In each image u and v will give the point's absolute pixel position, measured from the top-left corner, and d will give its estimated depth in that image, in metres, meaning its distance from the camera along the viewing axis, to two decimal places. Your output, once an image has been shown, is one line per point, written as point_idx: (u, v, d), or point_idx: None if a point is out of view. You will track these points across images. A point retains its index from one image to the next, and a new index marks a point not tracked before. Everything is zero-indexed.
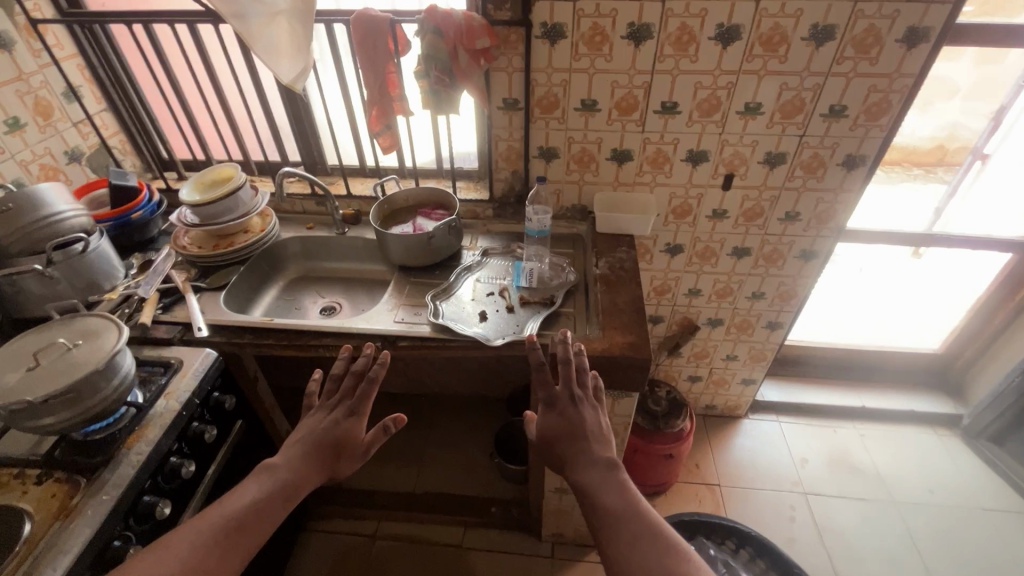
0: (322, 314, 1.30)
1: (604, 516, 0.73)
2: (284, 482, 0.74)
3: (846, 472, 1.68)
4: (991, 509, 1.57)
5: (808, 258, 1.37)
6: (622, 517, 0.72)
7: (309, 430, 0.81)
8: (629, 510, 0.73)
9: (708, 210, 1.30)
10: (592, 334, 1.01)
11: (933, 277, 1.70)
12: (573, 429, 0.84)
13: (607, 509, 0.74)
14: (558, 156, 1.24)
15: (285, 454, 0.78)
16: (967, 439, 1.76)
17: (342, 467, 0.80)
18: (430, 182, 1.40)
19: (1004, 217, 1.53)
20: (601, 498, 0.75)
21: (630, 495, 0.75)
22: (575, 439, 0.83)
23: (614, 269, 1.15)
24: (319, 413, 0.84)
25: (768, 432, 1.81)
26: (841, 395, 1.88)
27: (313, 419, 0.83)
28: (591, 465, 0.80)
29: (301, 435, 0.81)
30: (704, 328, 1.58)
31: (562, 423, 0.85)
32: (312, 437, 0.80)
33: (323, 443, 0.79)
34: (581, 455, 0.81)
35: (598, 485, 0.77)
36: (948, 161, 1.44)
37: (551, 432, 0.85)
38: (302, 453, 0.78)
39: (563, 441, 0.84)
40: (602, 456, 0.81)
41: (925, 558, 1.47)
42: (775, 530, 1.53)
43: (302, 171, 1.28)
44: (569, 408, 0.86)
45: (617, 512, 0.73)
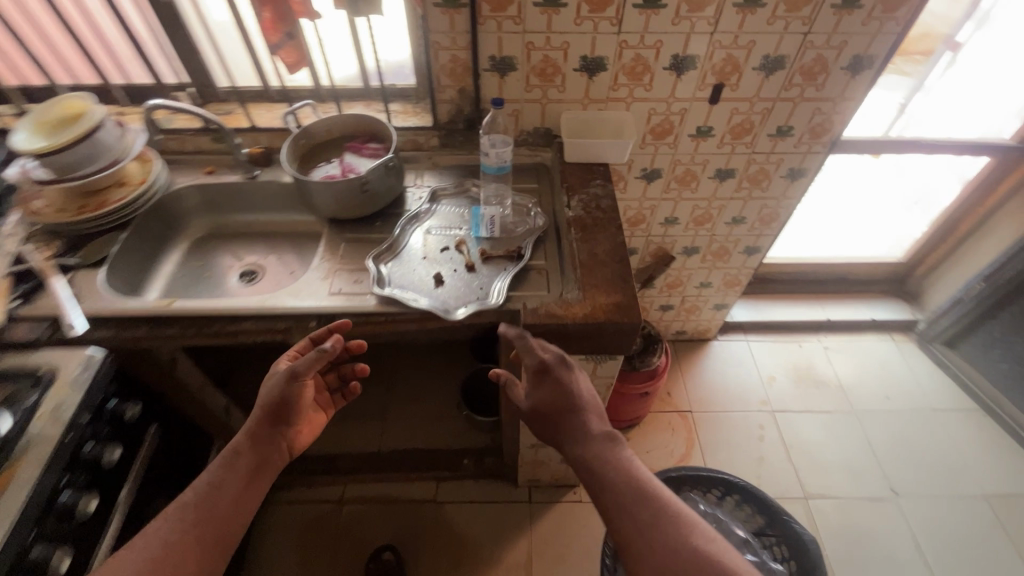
0: (243, 282, 1.07)
1: (613, 497, 0.69)
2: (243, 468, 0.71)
3: (811, 386, 1.70)
4: (941, 410, 1.65)
5: (795, 178, 1.23)
6: (633, 499, 0.68)
7: (259, 414, 0.75)
8: (639, 490, 0.69)
9: (691, 128, 1.11)
10: (569, 295, 0.85)
11: (890, 177, 1.64)
12: (569, 398, 0.77)
13: (617, 493, 0.69)
14: (514, 69, 1.00)
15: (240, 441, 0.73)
16: (921, 343, 1.80)
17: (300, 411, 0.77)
18: (358, 106, 1.13)
19: (971, 115, 1.46)
20: (600, 469, 0.72)
21: (636, 475, 0.72)
22: (569, 409, 0.77)
23: (589, 209, 0.97)
24: (267, 380, 0.78)
25: (737, 352, 1.79)
26: (807, 309, 1.86)
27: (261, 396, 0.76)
28: (595, 441, 0.75)
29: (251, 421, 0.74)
30: (679, 258, 1.46)
31: (555, 391, 0.78)
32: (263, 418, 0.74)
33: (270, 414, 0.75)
34: (579, 430, 0.76)
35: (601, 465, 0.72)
36: (909, 51, 1.30)
37: (545, 403, 0.78)
38: (257, 435, 0.73)
39: (553, 409, 0.77)
40: (598, 431, 0.76)
41: (881, 462, 1.54)
42: (745, 451, 1.56)
43: (181, 103, 0.98)
44: (557, 377, 0.77)
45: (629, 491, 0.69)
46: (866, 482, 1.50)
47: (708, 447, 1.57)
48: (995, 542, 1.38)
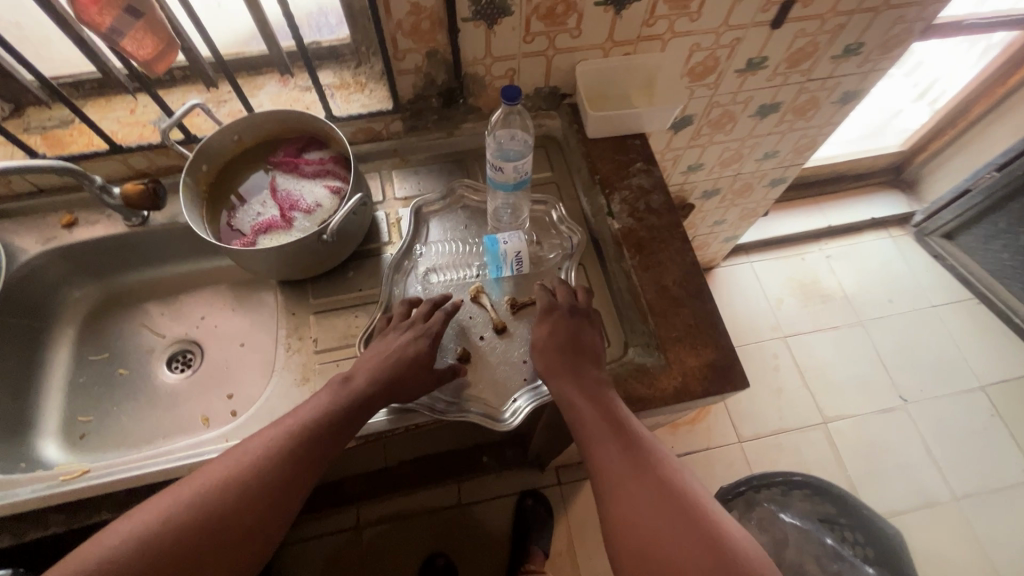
0: (176, 373, 0.77)
1: (596, 447, 0.57)
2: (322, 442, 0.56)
3: (818, 302, 1.64)
4: (940, 306, 1.64)
5: (846, 102, 0.99)
6: (617, 453, 0.56)
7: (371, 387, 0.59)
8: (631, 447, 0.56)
9: (740, 61, 0.83)
10: (644, 360, 0.64)
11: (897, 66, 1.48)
12: (572, 337, 0.63)
13: (603, 444, 0.56)
14: (508, 14, 0.66)
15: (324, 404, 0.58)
16: (918, 236, 1.74)
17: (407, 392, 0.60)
18: (271, 86, 0.76)
19: None
20: (587, 413, 0.58)
21: (627, 430, 0.57)
22: (567, 351, 0.62)
23: (640, 216, 0.72)
24: (398, 341, 0.62)
25: (742, 277, 1.68)
26: (808, 217, 1.74)
27: (381, 360, 0.60)
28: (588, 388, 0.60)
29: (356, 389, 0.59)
30: (696, 203, 1.23)
31: (558, 329, 0.63)
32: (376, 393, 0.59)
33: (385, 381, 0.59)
34: (572, 372, 0.61)
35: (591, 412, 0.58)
36: None
37: (538, 343, 0.63)
38: (354, 414, 0.58)
39: (546, 350, 0.62)
40: (591, 375, 0.61)
41: (890, 371, 1.55)
42: (763, 384, 1.52)
43: None
44: (573, 322, 0.64)
45: (614, 443, 0.56)
46: (877, 394, 1.51)
47: None
48: (994, 432, 1.46)
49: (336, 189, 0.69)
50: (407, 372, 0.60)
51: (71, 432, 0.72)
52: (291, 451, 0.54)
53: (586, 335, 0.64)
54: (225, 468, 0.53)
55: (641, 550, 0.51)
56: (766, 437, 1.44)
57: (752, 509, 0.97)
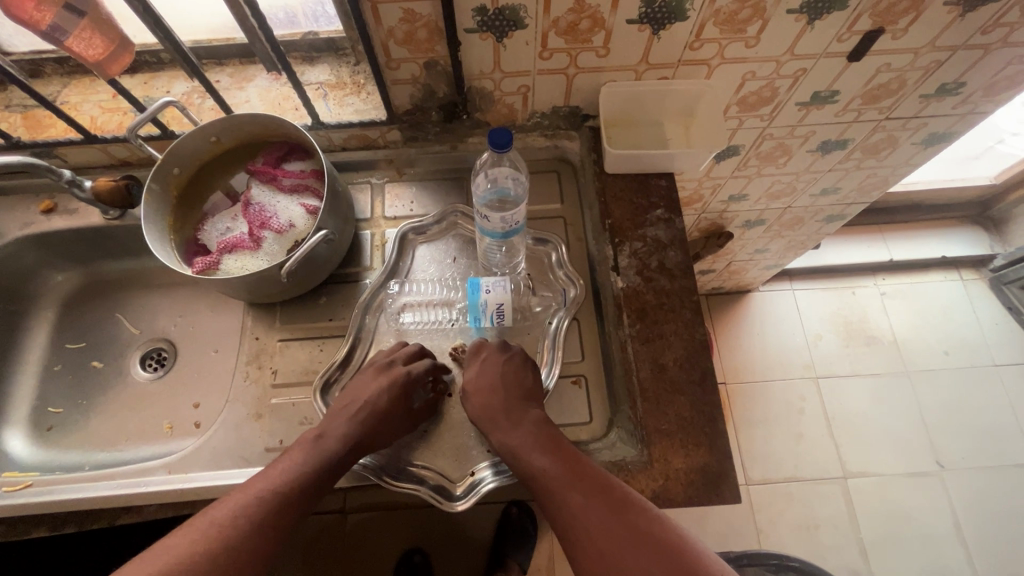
0: (148, 372, 0.75)
1: (555, 496, 0.51)
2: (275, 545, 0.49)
3: (861, 344, 1.49)
4: (1003, 365, 1.46)
5: (931, 144, 0.83)
6: (583, 499, 0.50)
7: (336, 449, 0.54)
8: (595, 490, 0.50)
9: (804, 93, 0.69)
10: (625, 451, 0.57)
11: None
12: (512, 377, 0.58)
13: (560, 493, 0.50)
14: (521, 27, 0.55)
15: (255, 503, 0.49)
16: (994, 283, 1.53)
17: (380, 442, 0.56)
18: (260, 78, 0.69)
19: None
20: (540, 462, 0.52)
21: (581, 469, 0.52)
22: (505, 392, 0.56)
23: (649, 275, 0.62)
24: (373, 387, 0.57)
25: (781, 305, 1.53)
26: (867, 248, 1.55)
27: (348, 421, 0.55)
28: (528, 428, 0.55)
29: (305, 464, 0.53)
30: (736, 231, 1.10)
31: (494, 369, 0.59)
32: (348, 456, 0.54)
33: (356, 433, 0.55)
34: (510, 414, 0.56)
35: (538, 458, 0.53)
36: None
37: (471, 384, 0.58)
38: (333, 472, 0.54)
39: (482, 392, 0.57)
40: (533, 414, 0.56)
41: (930, 431, 1.40)
42: (783, 427, 1.41)
43: None
44: (525, 372, 0.59)
45: (570, 487, 0.50)
46: (911, 455, 1.38)
47: (741, 424, 1.41)
48: None
49: (313, 209, 0.63)
50: (381, 429, 0.56)
51: (39, 423, 0.72)
52: (257, 532, 0.48)
53: (524, 371, 0.59)
54: (191, 536, 0.47)
55: None
56: (776, 483, 1.34)
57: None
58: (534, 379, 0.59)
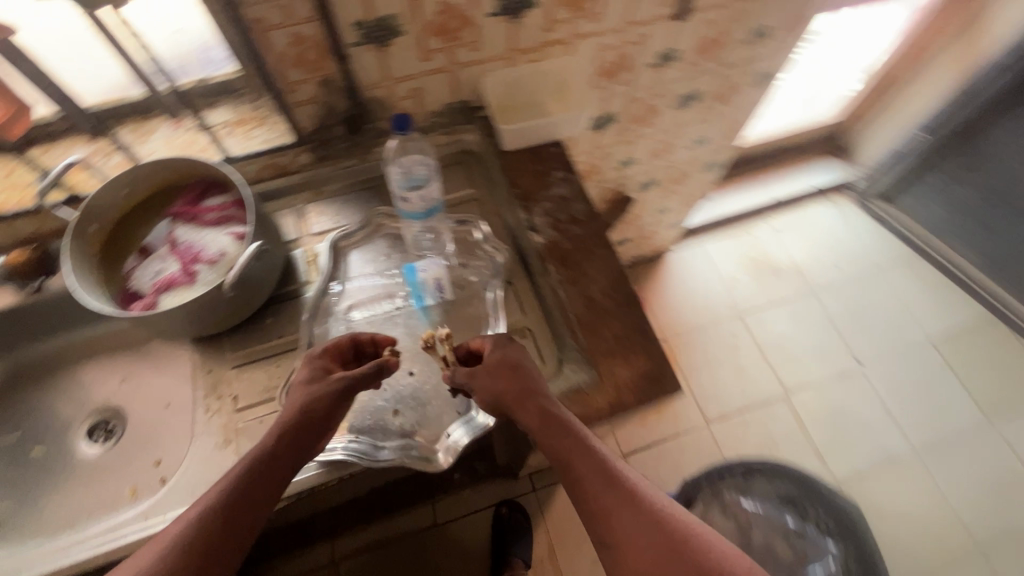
0: (98, 445, 0.72)
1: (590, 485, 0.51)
2: (236, 549, 0.48)
3: (770, 276, 1.66)
4: (885, 265, 1.68)
5: (766, 83, 0.99)
6: (612, 493, 0.51)
7: (273, 441, 0.53)
8: (616, 500, 0.50)
9: (651, 55, 0.81)
10: (578, 377, 0.63)
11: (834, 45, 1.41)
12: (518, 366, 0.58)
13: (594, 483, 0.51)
14: (400, 34, 0.63)
15: (190, 521, 0.48)
16: (859, 200, 1.78)
17: (319, 425, 0.55)
18: (161, 128, 0.71)
19: None
20: (569, 452, 0.53)
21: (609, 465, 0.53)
22: (518, 384, 0.56)
23: (563, 227, 0.70)
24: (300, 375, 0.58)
25: (695, 260, 1.69)
26: (752, 193, 1.76)
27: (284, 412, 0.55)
28: (551, 418, 0.55)
29: (244, 464, 0.52)
30: (636, 194, 1.22)
31: (500, 365, 0.57)
32: (283, 446, 0.53)
33: (292, 422, 0.54)
34: (529, 399, 0.55)
35: (566, 446, 0.53)
36: None
37: (479, 383, 0.57)
38: (273, 466, 0.52)
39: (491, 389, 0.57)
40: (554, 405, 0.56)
41: (844, 335, 1.58)
42: (725, 364, 1.54)
43: None
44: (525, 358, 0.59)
45: (599, 479, 0.51)
46: (835, 360, 1.55)
47: (689, 372, 1.53)
48: (947, 382, 1.51)
49: (240, 234, 0.65)
50: (314, 407, 0.55)
51: None
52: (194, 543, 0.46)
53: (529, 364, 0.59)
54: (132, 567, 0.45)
55: None
56: (732, 416, 1.45)
57: (716, 500, 0.97)
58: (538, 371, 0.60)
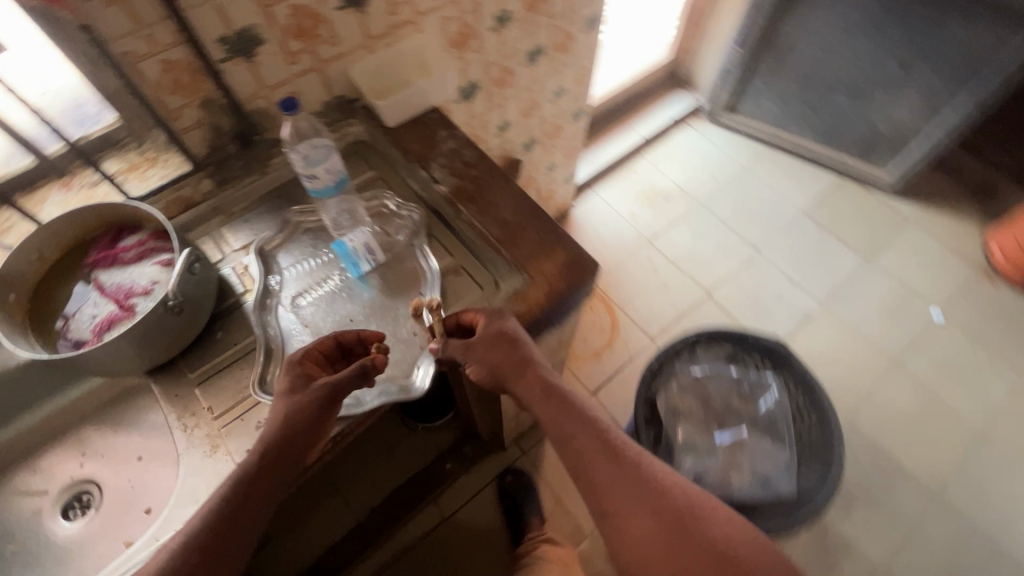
0: (79, 519, 0.71)
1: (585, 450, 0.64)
2: (230, 552, 0.56)
3: (662, 202, 1.85)
4: (749, 164, 1.93)
5: (594, 27, 1.16)
6: (605, 462, 0.64)
7: (258, 457, 0.58)
8: (618, 476, 0.63)
9: (489, 19, 0.93)
10: (514, 283, 0.71)
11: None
12: (510, 341, 0.66)
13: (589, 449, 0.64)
14: (263, 42, 0.70)
15: (186, 534, 0.55)
16: (712, 119, 2.03)
17: (300, 432, 0.59)
18: (55, 194, 0.73)
19: None
20: (570, 428, 0.65)
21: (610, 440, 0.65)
22: (508, 363, 0.65)
23: (461, 174, 0.80)
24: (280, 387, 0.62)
25: (596, 208, 1.85)
26: (624, 138, 1.96)
27: (270, 421, 0.60)
28: (549, 393, 0.66)
29: (233, 481, 0.58)
30: (523, 156, 1.35)
31: (488, 345, 0.65)
32: (267, 459, 0.58)
33: (274, 436, 0.59)
34: (522, 377, 0.66)
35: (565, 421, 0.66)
36: None
37: (480, 359, 0.66)
38: (259, 478, 0.58)
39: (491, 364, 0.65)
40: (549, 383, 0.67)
41: (738, 231, 1.79)
42: (651, 286, 1.69)
43: None
44: (519, 334, 0.66)
45: (594, 450, 0.64)
46: (737, 252, 1.75)
47: (624, 302, 1.66)
48: (827, 241, 1.75)
49: (166, 260, 0.67)
50: (293, 419, 0.59)
51: None
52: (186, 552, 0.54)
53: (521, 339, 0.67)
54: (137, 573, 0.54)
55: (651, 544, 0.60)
56: (671, 327, 1.61)
57: (672, 378, 1.09)
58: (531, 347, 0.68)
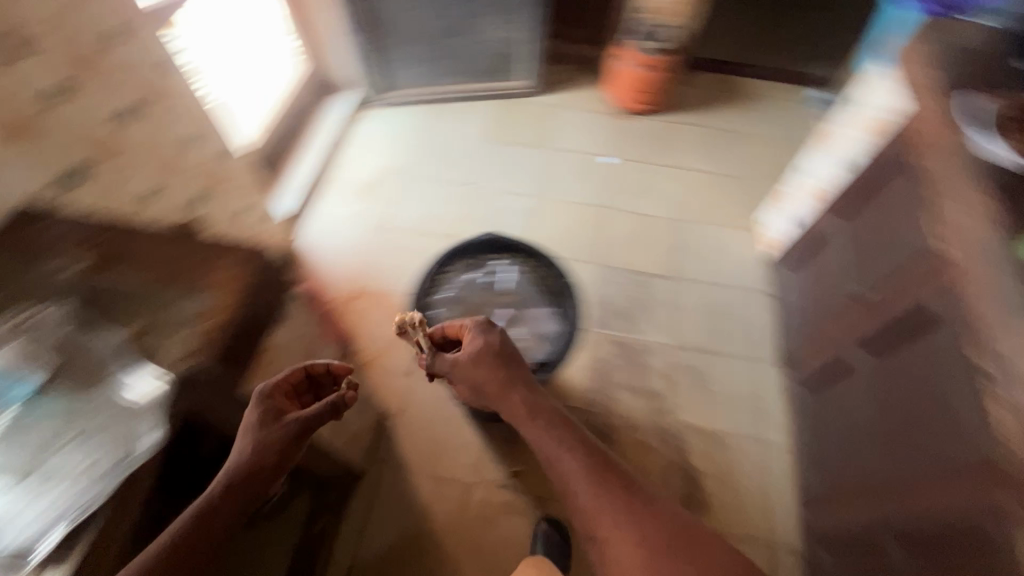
0: None
1: (569, 470, 0.94)
2: (212, 530, 0.76)
3: (375, 189, 1.95)
4: (426, 122, 2.11)
5: None
6: (592, 487, 0.90)
7: (246, 459, 0.84)
8: (603, 501, 0.89)
9: None
10: (195, 307, 0.83)
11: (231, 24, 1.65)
12: (488, 362, 1.08)
13: (573, 469, 0.93)
14: None
15: (189, 519, 0.75)
16: (376, 102, 2.14)
17: (277, 437, 0.88)
18: None
19: None
20: (557, 450, 0.97)
21: (606, 472, 0.93)
22: (496, 375, 1.06)
23: (94, 245, 0.82)
24: (250, 414, 0.91)
25: (321, 227, 1.86)
26: (310, 155, 1.94)
27: (242, 440, 0.87)
28: (523, 394, 1.04)
29: (226, 477, 0.82)
30: None
31: (473, 354, 1.07)
32: (256, 458, 0.85)
33: (262, 442, 0.87)
34: (502, 385, 1.05)
35: (545, 434, 0.99)
36: None
37: (464, 373, 1.08)
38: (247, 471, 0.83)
39: (468, 371, 1.09)
40: (518, 379, 1.06)
41: (447, 179, 1.99)
42: (407, 261, 1.81)
43: None
44: (501, 364, 1.08)
45: (590, 488, 0.90)
46: (456, 196, 1.96)
47: (393, 288, 1.75)
48: (513, 151, 2.07)
49: None
50: (270, 431, 0.89)
51: None
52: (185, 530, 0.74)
53: (500, 352, 1.08)
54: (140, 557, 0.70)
55: (622, 542, 0.85)
56: None
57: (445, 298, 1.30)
58: (517, 363, 1.08)
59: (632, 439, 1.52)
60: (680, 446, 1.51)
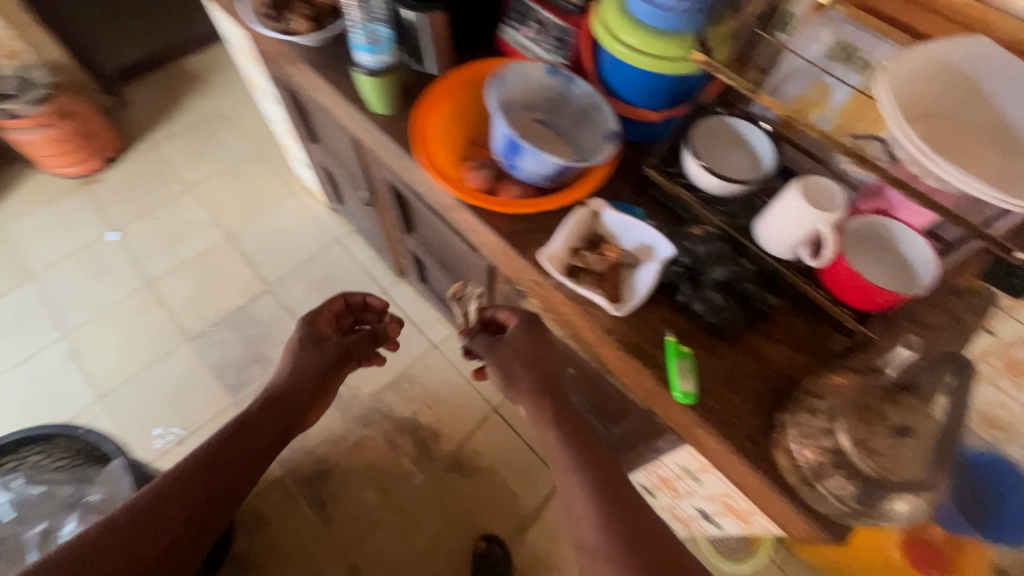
0: None
1: (620, 522, 0.64)
2: (244, 463, 0.85)
3: None
4: None
5: None
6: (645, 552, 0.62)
7: (287, 381, 0.96)
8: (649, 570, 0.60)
9: None
10: None
11: None
12: (529, 363, 0.80)
13: (626, 527, 0.64)
14: None
15: (224, 441, 0.85)
16: None
17: (318, 359, 1.00)
18: None
19: None
20: (602, 491, 0.67)
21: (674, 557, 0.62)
22: (543, 381, 0.79)
23: None
24: (303, 326, 1.02)
25: None
26: None
27: (288, 357, 1.00)
28: (574, 428, 0.75)
29: (264, 402, 0.93)
30: None
31: (523, 347, 0.81)
32: (304, 376, 0.97)
33: (310, 357, 0.99)
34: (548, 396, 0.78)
35: (603, 478, 0.69)
36: None
37: (501, 362, 0.81)
38: (287, 394, 0.94)
39: (504, 358, 0.81)
40: (564, 409, 0.77)
41: None
42: None
43: None
44: (546, 383, 0.79)
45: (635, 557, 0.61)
46: None
47: None
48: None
49: None
50: (316, 352, 1.00)
51: None
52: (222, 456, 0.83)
53: (556, 360, 0.82)
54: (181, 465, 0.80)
55: None
56: None
57: None
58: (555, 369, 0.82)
59: (344, 450, 1.42)
60: (385, 414, 1.47)
